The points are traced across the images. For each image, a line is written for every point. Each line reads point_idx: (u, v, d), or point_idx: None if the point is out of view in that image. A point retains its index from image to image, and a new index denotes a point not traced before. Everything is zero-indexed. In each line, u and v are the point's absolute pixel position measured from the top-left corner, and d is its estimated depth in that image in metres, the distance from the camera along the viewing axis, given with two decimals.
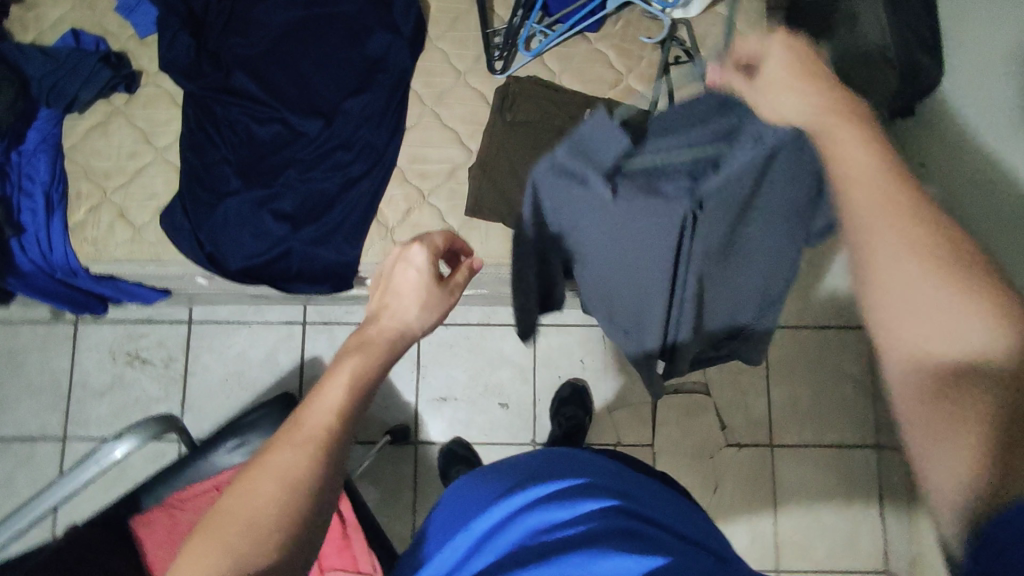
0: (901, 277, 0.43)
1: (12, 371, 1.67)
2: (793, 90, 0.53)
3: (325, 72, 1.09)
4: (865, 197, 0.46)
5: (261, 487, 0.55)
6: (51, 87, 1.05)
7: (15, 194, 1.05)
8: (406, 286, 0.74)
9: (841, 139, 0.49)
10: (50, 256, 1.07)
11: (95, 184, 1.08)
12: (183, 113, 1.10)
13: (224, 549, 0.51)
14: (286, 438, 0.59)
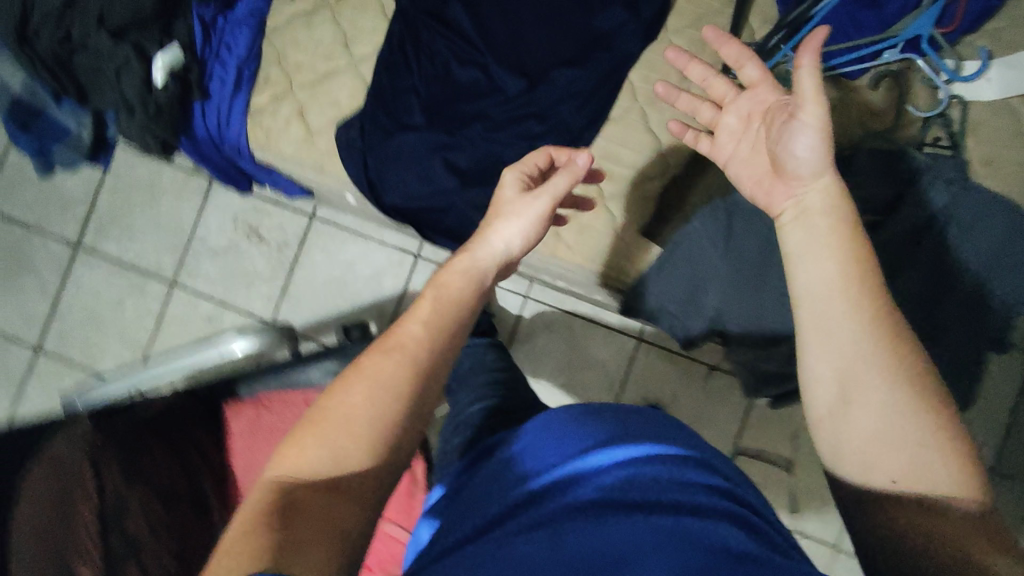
0: (880, 426, 0.54)
1: (147, 205, 1.75)
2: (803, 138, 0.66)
3: (544, 32, 1.00)
4: (865, 344, 0.56)
5: (360, 400, 0.58)
6: None
7: (208, 60, 1.03)
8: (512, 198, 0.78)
9: (844, 305, 0.58)
10: (224, 130, 1.06)
11: (284, 74, 1.05)
12: (388, 28, 1.04)
13: (321, 447, 0.56)
14: (382, 348, 0.62)
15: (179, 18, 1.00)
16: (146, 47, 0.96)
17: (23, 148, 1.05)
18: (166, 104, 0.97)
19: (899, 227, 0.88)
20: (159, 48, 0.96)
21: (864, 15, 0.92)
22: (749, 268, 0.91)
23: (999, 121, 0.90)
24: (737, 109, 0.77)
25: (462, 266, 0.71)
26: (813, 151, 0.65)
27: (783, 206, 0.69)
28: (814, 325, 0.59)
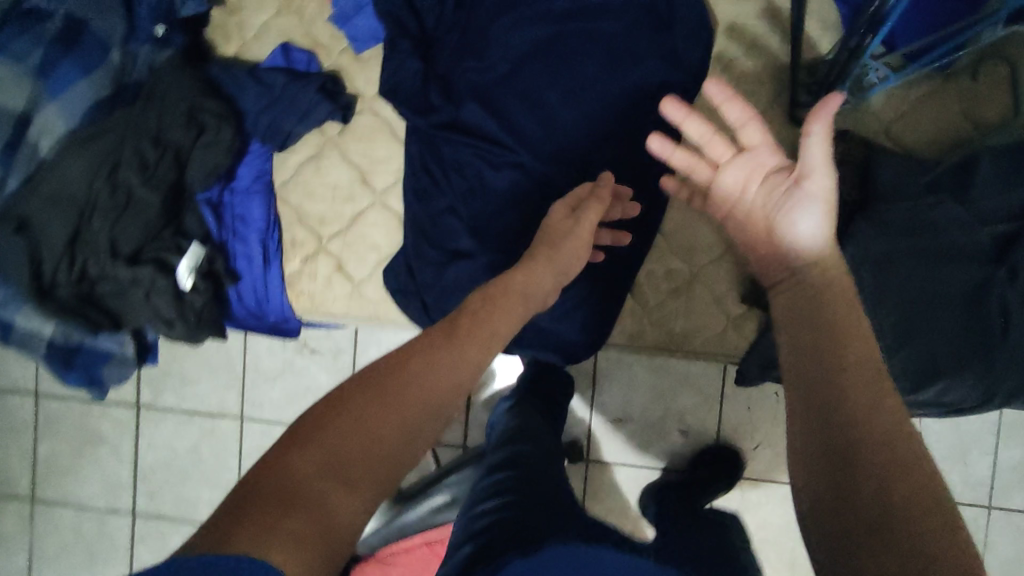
0: (860, 422, 0.46)
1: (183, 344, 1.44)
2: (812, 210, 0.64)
3: (578, 110, 0.89)
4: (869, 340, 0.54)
5: (401, 389, 0.52)
6: (267, 124, 0.90)
7: (228, 240, 0.94)
8: (560, 220, 0.80)
9: (825, 326, 0.55)
10: (266, 305, 0.97)
11: (310, 230, 0.95)
12: (406, 150, 0.93)
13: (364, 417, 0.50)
14: (433, 348, 0.57)
15: (187, 212, 0.90)
16: (169, 259, 0.88)
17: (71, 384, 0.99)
18: (203, 306, 0.90)
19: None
20: (180, 253, 0.89)
21: (951, 1, 0.79)
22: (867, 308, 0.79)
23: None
24: (737, 169, 0.72)
25: (514, 304, 0.68)
26: (821, 221, 0.63)
27: (773, 274, 0.66)
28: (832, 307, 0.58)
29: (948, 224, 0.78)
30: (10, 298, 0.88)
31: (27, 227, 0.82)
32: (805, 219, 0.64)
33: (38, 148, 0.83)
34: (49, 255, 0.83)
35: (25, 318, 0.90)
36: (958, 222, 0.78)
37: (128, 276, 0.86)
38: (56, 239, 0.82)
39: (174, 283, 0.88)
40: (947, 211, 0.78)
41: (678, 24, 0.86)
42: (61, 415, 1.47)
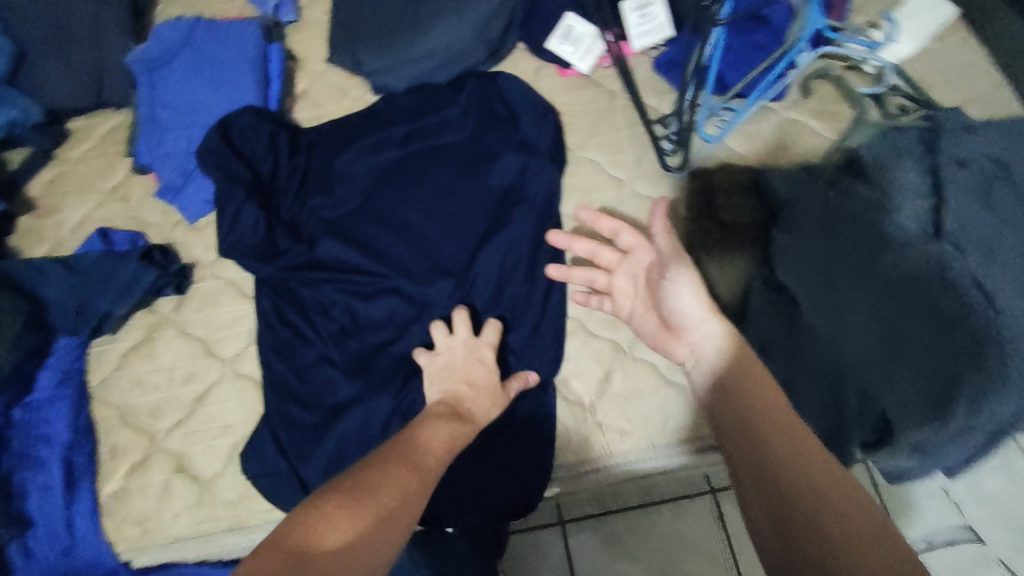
0: (784, 468, 0.46)
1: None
2: (687, 288, 0.64)
3: (443, 218, 0.80)
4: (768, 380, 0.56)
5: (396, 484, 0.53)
6: (76, 306, 0.74)
7: (13, 470, 0.69)
8: (480, 382, 0.70)
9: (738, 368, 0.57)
10: (72, 555, 0.68)
11: (140, 429, 0.73)
12: (257, 306, 0.77)
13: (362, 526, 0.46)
14: (415, 450, 0.58)
15: None
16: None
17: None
18: None
19: (942, 183, 0.62)
20: None
21: (759, 34, 0.82)
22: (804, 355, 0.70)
23: (946, 57, 0.87)
24: (622, 272, 0.73)
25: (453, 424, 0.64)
26: (695, 300, 0.63)
27: (685, 357, 0.64)
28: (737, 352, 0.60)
29: (844, 219, 0.67)
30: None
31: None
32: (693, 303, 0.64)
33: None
34: None
35: None
36: (859, 212, 0.66)
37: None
38: None
39: None
40: (843, 204, 0.68)
41: (523, 115, 0.84)
42: None
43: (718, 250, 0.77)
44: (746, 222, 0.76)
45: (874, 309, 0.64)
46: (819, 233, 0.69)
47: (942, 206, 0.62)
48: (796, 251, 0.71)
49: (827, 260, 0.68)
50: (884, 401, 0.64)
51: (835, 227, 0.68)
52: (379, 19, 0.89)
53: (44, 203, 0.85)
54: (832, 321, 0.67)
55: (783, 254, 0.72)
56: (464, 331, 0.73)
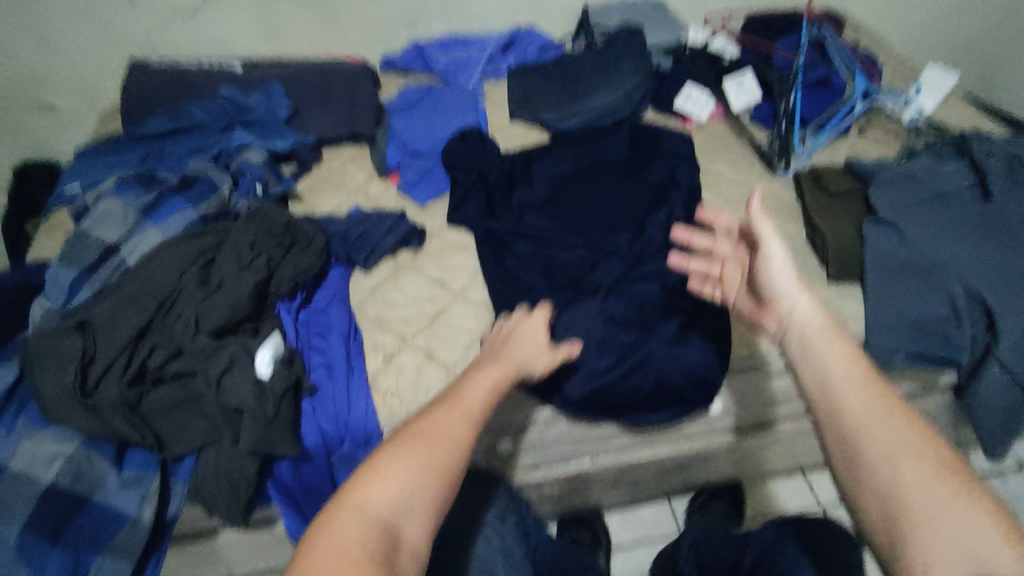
0: (876, 453, 0.53)
1: (207, 561, 0.98)
2: (804, 306, 0.62)
3: (616, 198, 1.06)
4: (849, 370, 0.58)
5: (421, 446, 0.52)
6: (355, 239, 0.99)
7: (303, 348, 0.87)
8: (528, 339, 0.69)
9: (834, 340, 0.60)
10: (347, 417, 0.82)
11: (393, 333, 0.91)
12: (480, 254, 1.01)
13: (409, 484, 0.50)
14: (444, 405, 0.57)
15: (267, 316, 0.86)
16: (240, 358, 0.76)
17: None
18: (280, 397, 0.76)
19: (981, 163, 0.99)
20: (259, 343, 0.80)
21: (824, 94, 1.19)
22: (916, 267, 0.91)
23: (964, 109, 1.21)
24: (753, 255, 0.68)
25: (495, 368, 0.63)
26: (786, 273, 0.65)
27: (776, 325, 0.65)
28: (814, 336, 0.61)
29: (921, 174, 1.00)
30: (67, 439, 0.71)
31: (83, 327, 0.74)
32: (794, 304, 0.63)
33: (125, 262, 0.86)
34: (103, 353, 0.73)
35: (26, 453, 0.69)
36: (934, 188, 0.98)
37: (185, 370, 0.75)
38: (122, 332, 0.74)
39: (253, 370, 0.76)
40: (921, 178, 0.99)
41: (666, 138, 1.15)
42: None
43: (827, 206, 1.02)
44: (847, 187, 1.04)
45: (951, 224, 0.93)
46: (903, 179, 0.99)
47: (986, 176, 0.98)
48: (889, 189, 0.98)
49: (915, 194, 0.97)
50: (969, 281, 0.88)
51: (913, 177, 0.99)
52: (554, 89, 1.26)
53: (308, 194, 1.13)
54: (927, 229, 0.93)
55: (877, 189, 0.99)
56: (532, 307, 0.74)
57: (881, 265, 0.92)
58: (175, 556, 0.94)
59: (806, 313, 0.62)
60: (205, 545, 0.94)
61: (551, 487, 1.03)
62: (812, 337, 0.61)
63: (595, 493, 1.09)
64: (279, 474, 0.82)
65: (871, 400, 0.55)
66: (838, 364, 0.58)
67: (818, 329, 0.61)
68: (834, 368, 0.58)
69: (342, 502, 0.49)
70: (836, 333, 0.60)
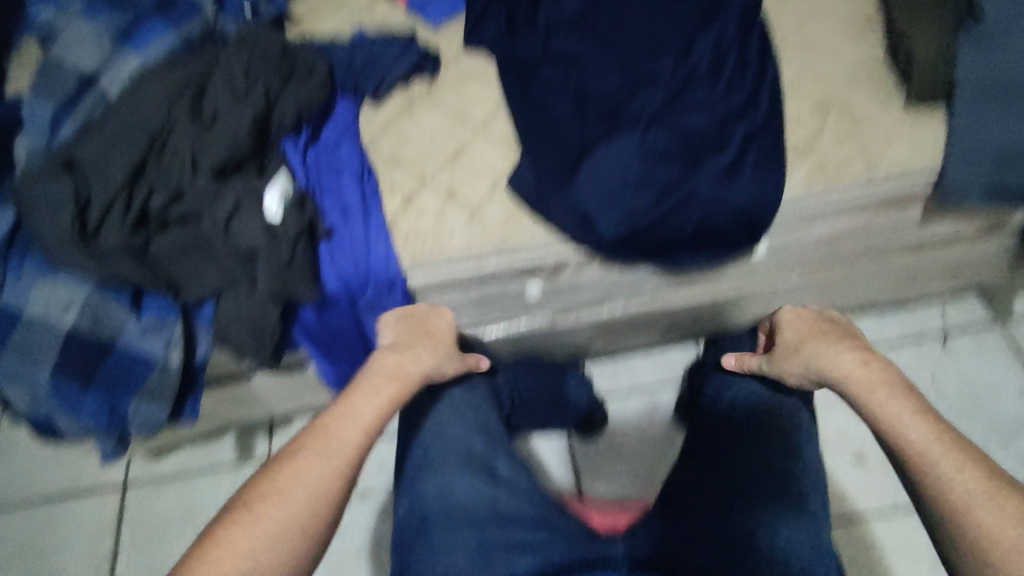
0: (930, 480, 0.58)
1: (245, 401, 1.02)
2: (833, 354, 0.71)
3: (660, 10, 0.91)
4: (896, 403, 0.64)
5: (279, 498, 0.57)
6: (362, 68, 0.88)
7: (314, 190, 0.81)
8: (437, 331, 0.77)
9: (878, 383, 0.66)
10: (367, 262, 0.78)
11: (410, 171, 0.84)
12: (502, 83, 0.89)
13: (264, 539, 0.54)
14: (316, 442, 0.61)
15: (272, 154, 0.78)
16: (247, 200, 0.70)
17: (78, 421, 0.70)
18: (294, 240, 0.71)
19: None
20: (266, 182, 0.73)
21: None
22: (1015, 87, 0.77)
23: None
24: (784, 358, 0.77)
25: (363, 394, 0.66)
26: (829, 359, 0.70)
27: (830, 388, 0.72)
28: (857, 385, 0.67)
29: None
30: (79, 284, 0.67)
31: (72, 167, 0.68)
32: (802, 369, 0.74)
33: (107, 93, 0.76)
34: (97, 194, 0.67)
35: (41, 300, 0.67)
36: None
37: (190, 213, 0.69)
38: (113, 171, 0.68)
39: (261, 212, 0.70)
40: None
41: None
42: None
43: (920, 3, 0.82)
44: None
45: None
46: None
47: None
48: None
49: None
50: None
51: None
52: None
53: (304, 15, 0.98)
54: None
55: None
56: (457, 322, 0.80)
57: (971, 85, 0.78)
58: (213, 398, 0.97)
59: (863, 374, 0.68)
60: (241, 387, 0.96)
61: (579, 330, 1.01)
62: (859, 386, 0.67)
63: (621, 337, 1.08)
64: (302, 319, 0.80)
65: (922, 429, 0.60)
66: (887, 401, 0.64)
67: (871, 377, 0.67)
68: (865, 393, 0.66)
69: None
70: (877, 374, 0.67)
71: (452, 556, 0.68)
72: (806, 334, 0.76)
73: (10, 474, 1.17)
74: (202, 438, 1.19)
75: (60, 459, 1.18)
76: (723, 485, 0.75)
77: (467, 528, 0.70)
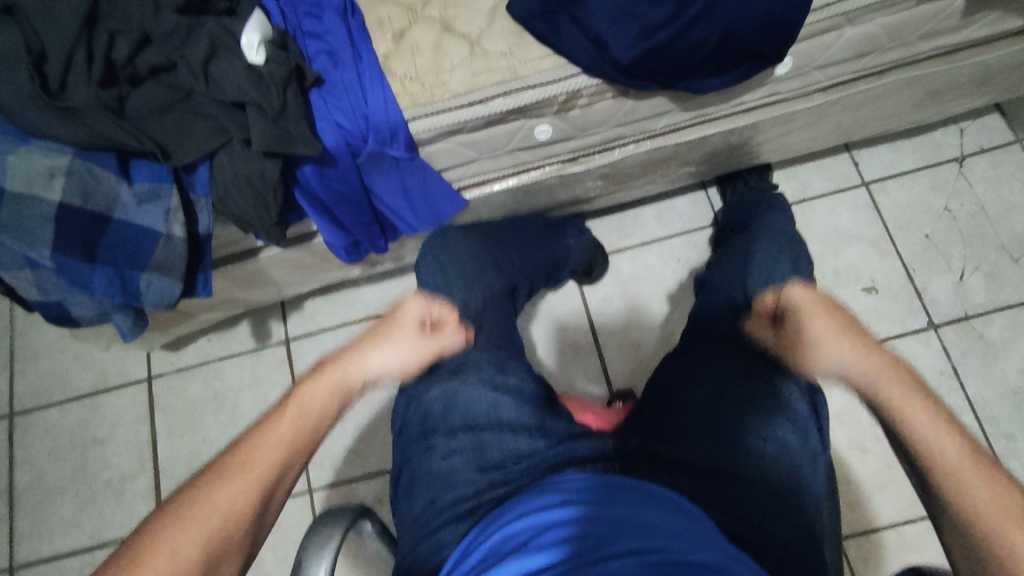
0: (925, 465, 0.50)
1: (254, 282, 0.99)
2: (833, 363, 0.56)
3: None
4: (894, 397, 0.53)
5: (219, 486, 0.49)
6: None
7: (295, 34, 0.73)
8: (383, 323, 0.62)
9: (887, 386, 0.53)
10: (363, 109, 0.71)
11: (398, 5, 0.75)
12: None
13: (200, 529, 0.47)
14: (212, 464, 0.51)
15: None
16: (223, 43, 0.63)
17: (94, 299, 0.68)
18: (283, 87, 0.64)
19: None
20: (241, 22, 0.65)
21: None
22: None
23: None
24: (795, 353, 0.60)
25: (313, 382, 0.57)
26: (836, 363, 0.56)
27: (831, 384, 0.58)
28: (869, 387, 0.54)
29: None
30: (59, 151, 0.62)
31: (15, 15, 0.60)
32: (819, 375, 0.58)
33: None
34: (51, 44, 0.60)
35: (21, 171, 0.61)
36: None
37: (160, 62, 0.62)
38: (66, 17, 0.60)
39: (241, 56, 0.63)
40: None
41: None
42: (110, 479, 1.13)
43: None
44: None
45: None
46: None
47: None
48: None
49: None
50: None
51: None
52: None
53: None
54: None
55: None
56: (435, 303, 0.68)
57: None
58: (222, 280, 0.95)
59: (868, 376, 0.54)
60: (249, 268, 0.94)
61: (590, 181, 0.97)
62: (868, 390, 0.54)
63: (632, 186, 1.04)
64: (299, 180, 0.74)
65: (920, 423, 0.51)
66: (895, 404, 0.52)
67: (876, 378, 0.54)
68: (866, 380, 0.54)
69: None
70: (885, 386, 0.53)
71: (449, 457, 0.63)
72: (828, 331, 0.57)
73: (34, 378, 1.18)
74: (218, 327, 1.19)
75: (82, 360, 1.18)
76: (743, 381, 0.66)
77: (465, 434, 0.64)
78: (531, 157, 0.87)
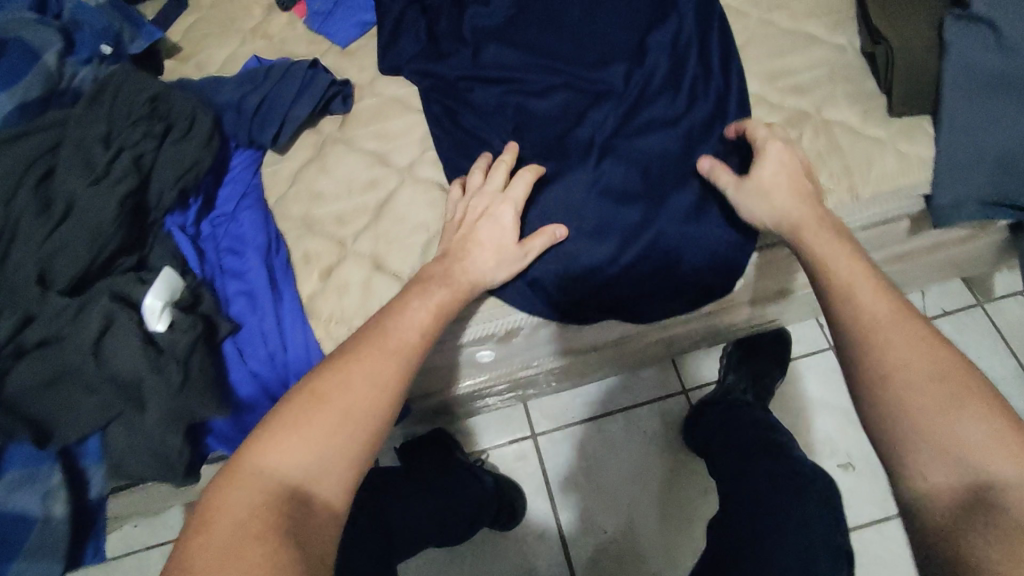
0: (873, 336, 0.51)
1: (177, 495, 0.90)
2: (781, 199, 0.61)
3: (605, 10, 0.76)
4: (850, 269, 0.55)
5: (374, 364, 0.53)
6: (255, 111, 0.73)
7: (213, 273, 0.68)
8: (500, 229, 0.64)
9: (846, 257, 0.56)
10: (282, 357, 0.66)
11: (327, 237, 0.71)
12: (427, 115, 0.76)
13: (361, 402, 0.51)
14: (369, 347, 0.54)
15: (154, 241, 0.66)
16: (119, 314, 0.58)
17: None
18: (189, 353, 0.59)
19: None
20: (147, 285, 0.61)
21: None
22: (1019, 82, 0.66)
23: None
24: (738, 186, 0.64)
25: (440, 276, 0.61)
26: (783, 207, 0.61)
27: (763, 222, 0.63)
28: (824, 252, 0.57)
29: None
30: None
31: None
32: (765, 216, 0.62)
33: None
34: None
35: None
36: None
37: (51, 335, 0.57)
38: None
39: (140, 326, 0.58)
40: None
41: None
42: None
43: (895, 4, 0.71)
44: None
45: None
46: None
47: None
48: None
49: None
50: None
51: None
52: None
53: (187, 47, 0.83)
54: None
55: None
56: (499, 175, 0.67)
57: (963, 84, 0.67)
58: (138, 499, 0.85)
59: (797, 213, 0.60)
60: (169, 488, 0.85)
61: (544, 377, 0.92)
62: (816, 246, 0.58)
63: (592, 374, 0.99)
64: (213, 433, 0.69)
65: (881, 295, 0.53)
66: (846, 270, 0.55)
67: (837, 253, 0.57)
68: (813, 230, 0.59)
69: (256, 462, 0.48)
70: (834, 242, 0.58)
71: None
72: (790, 188, 0.62)
73: None
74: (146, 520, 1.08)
75: None
76: None
77: None
78: (479, 373, 0.82)
